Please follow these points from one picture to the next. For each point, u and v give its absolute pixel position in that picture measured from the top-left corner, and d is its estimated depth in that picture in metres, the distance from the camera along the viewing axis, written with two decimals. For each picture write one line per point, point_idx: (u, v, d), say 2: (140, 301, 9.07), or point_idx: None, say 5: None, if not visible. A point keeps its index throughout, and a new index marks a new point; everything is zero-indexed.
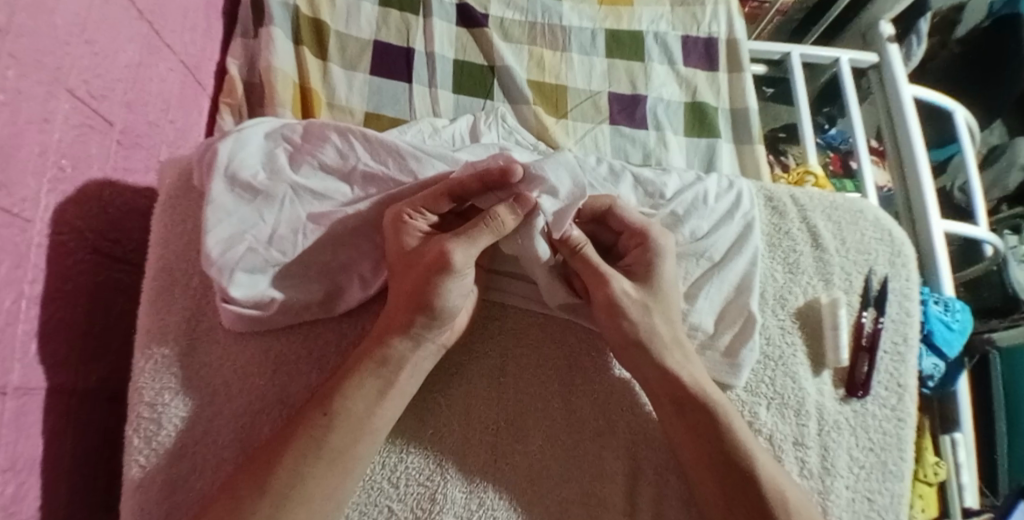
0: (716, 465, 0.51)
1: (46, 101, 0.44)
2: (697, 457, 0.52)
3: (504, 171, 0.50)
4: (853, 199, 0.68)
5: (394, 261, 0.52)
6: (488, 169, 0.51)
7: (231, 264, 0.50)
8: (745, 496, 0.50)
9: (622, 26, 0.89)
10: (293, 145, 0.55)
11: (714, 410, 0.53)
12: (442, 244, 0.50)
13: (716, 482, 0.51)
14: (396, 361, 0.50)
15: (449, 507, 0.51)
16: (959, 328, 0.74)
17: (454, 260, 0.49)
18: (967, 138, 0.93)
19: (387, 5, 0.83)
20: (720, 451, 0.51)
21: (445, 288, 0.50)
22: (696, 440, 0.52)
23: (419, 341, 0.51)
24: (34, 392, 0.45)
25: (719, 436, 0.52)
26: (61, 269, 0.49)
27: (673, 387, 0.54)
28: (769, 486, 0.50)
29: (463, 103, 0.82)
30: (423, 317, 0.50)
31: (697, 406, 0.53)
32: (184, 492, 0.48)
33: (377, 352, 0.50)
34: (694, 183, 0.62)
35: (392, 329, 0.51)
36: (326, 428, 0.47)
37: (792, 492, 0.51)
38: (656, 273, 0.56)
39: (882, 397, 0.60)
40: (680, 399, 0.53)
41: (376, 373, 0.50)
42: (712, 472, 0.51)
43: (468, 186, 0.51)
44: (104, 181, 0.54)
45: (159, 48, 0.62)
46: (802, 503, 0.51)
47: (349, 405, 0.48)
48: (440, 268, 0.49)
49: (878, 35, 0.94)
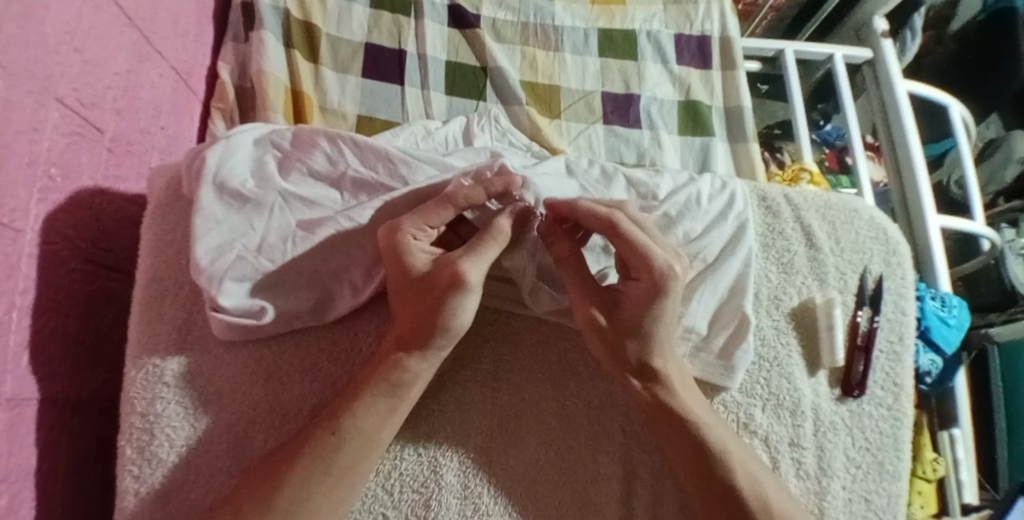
0: (700, 475, 0.51)
1: (35, 111, 0.44)
2: (686, 465, 0.52)
3: (506, 183, 0.53)
4: (848, 197, 0.67)
5: (402, 282, 0.51)
6: (490, 180, 0.52)
7: (220, 273, 0.50)
8: (730, 505, 0.50)
9: (616, 25, 0.89)
10: (282, 151, 0.55)
11: (693, 419, 0.52)
12: (455, 263, 0.50)
13: (701, 490, 0.51)
14: (411, 381, 0.50)
15: (444, 512, 0.51)
16: (956, 324, 0.74)
17: (470, 278, 0.49)
18: (963, 133, 0.93)
19: (379, 7, 0.82)
20: (706, 461, 0.51)
21: (460, 307, 0.50)
22: (683, 449, 0.52)
23: (429, 356, 0.50)
24: (28, 402, 0.45)
25: (703, 451, 0.52)
26: (53, 279, 0.48)
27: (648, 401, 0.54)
28: (757, 493, 0.50)
29: (456, 105, 0.81)
30: (435, 333, 0.50)
31: (674, 422, 0.52)
32: (178, 502, 0.48)
33: (393, 373, 0.49)
34: (687, 184, 0.62)
35: (404, 342, 0.51)
36: (334, 446, 0.47)
37: (778, 497, 0.51)
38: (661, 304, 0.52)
39: (878, 397, 0.60)
40: (661, 412, 0.53)
41: (389, 393, 0.49)
42: (697, 483, 0.52)
43: (473, 199, 0.52)
44: (95, 190, 0.53)
45: (150, 54, 0.62)
46: (788, 510, 0.51)
47: (358, 422, 0.48)
48: (457, 287, 0.49)
49: (873, 31, 0.93)
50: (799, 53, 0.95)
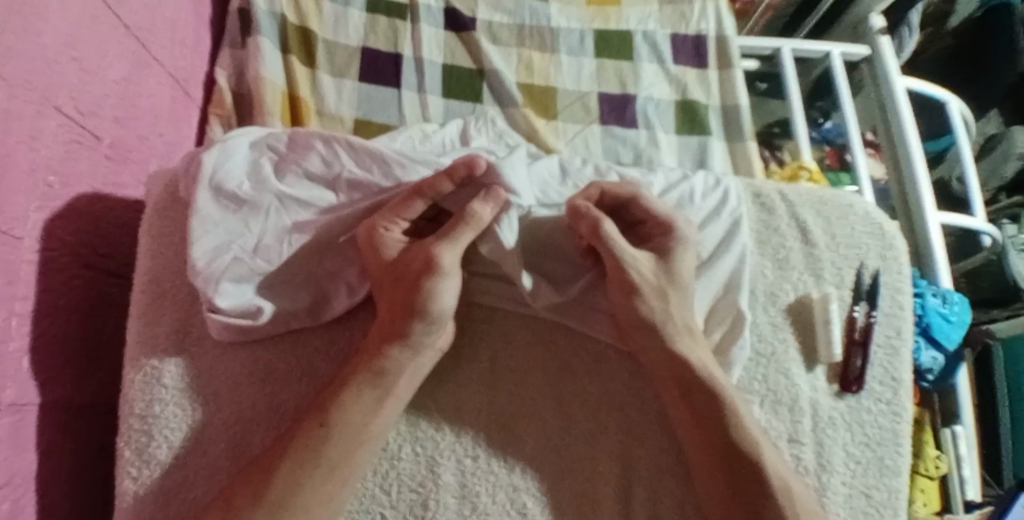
0: (719, 459, 0.52)
1: (34, 120, 0.44)
2: (702, 445, 0.52)
3: (469, 166, 0.52)
4: (844, 193, 0.67)
5: (378, 273, 0.53)
6: (454, 166, 0.53)
7: (217, 274, 0.50)
8: (748, 485, 0.50)
9: (612, 26, 0.89)
10: (278, 154, 0.55)
11: (722, 392, 0.53)
12: (429, 249, 0.52)
13: (721, 472, 0.51)
14: (395, 370, 0.51)
15: (443, 511, 0.51)
16: (958, 321, 0.73)
17: (444, 262, 0.51)
18: (962, 130, 0.93)
19: (375, 12, 0.83)
20: (723, 441, 0.52)
21: (438, 292, 0.51)
22: (701, 431, 0.53)
23: (419, 349, 0.52)
24: (29, 408, 0.45)
25: (725, 428, 0.52)
26: (52, 286, 0.49)
27: (677, 370, 0.54)
28: (778, 473, 0.51)
29: (453, 108, 0.82)
30: (421, 324, 0.51)
31: (703, 390, 0.53)
32: (177, 503, 0.48)
33: (374, 363, 0.50)
34: (680, 181, 0.62)
35: (392, 337, 0.51)
36: (324, 439, 0.47)
37: (795, 483, 0.52)
38: (668, 263, 0.56)
39: (876, 393, 0.60)
40: (686, 383, 0.54)
41: (375, 384, 0.50)
42: (715, 464, 0.52)
43: (440, 186, 0.52)
44: (94, 196, 0.54)
45: (148, 62, 0.63)
46: (805, 496, 0.51)
47: (347, 416, 0.48)
48: (431, 271, 0.51)
49: (870, 29, 0.94)
50: (797, 51, 0.95)
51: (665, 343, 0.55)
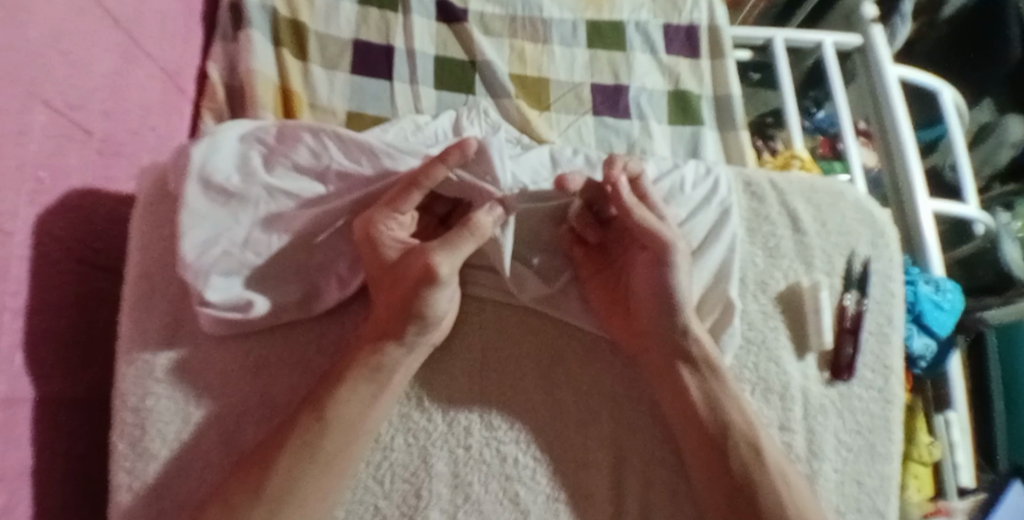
0: (717, 446, 0.53)
1: (22, 114, 0.44)
2: (697, 431, 0.54)
3: (463, 149, 0.49)
4: (834, 181, 0.67)
5: (378, 274, 0.53)
6: (446, 150, 0.50)
7: (206, 268, 0.51)
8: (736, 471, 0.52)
9: (604, 16, 0.88)
10: (267, 147, 0.55)
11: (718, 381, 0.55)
12: (428, 256, 0.51)
13: (716, 461, 0.53)
14: (390, 366, 0.51)
15: (434, 501, 0.51)
16: (951, 308, 0.73)
17: (442, 271, 0.50)
18: (955, 119, 0.92)
19: (366, 3, 0.82)
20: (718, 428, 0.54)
21: (435, 299, 0.51)
22: (696, 419, 0.54)
23: (413, 346, 0.52)
24: (20, 404, 0.45)
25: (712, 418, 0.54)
26: (43, 280, 0.48)
27: (676, 361, 0.56)
28: (771, 461, 0.53)
29: (445, 99, 0.81)
30: (416, 326, 0.51)
31: (692, 379, 0.56)
32: (172, 495, 0.49)
33: (372, 359, 0.51)
34: (671, 170, 0.62)
35: (386, 336, 0.52)
36: (320, 433, 0.48)
37: (794, 472, 0.53)
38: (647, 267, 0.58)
39: (867, 380, 0.60)
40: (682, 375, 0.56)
41: (369, 380, 0.50)
42: (713, 449, 0.53)
43: (435, 173, 0.50)
44: (84, 191, 0.54)
45: (137, 55, 0.62)
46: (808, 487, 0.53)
47: (343, 410, 0.49)
48: (428, 281, 0.50)
49: (862, 17, 0.93)
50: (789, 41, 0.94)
51: (668, 335, 0.57)
